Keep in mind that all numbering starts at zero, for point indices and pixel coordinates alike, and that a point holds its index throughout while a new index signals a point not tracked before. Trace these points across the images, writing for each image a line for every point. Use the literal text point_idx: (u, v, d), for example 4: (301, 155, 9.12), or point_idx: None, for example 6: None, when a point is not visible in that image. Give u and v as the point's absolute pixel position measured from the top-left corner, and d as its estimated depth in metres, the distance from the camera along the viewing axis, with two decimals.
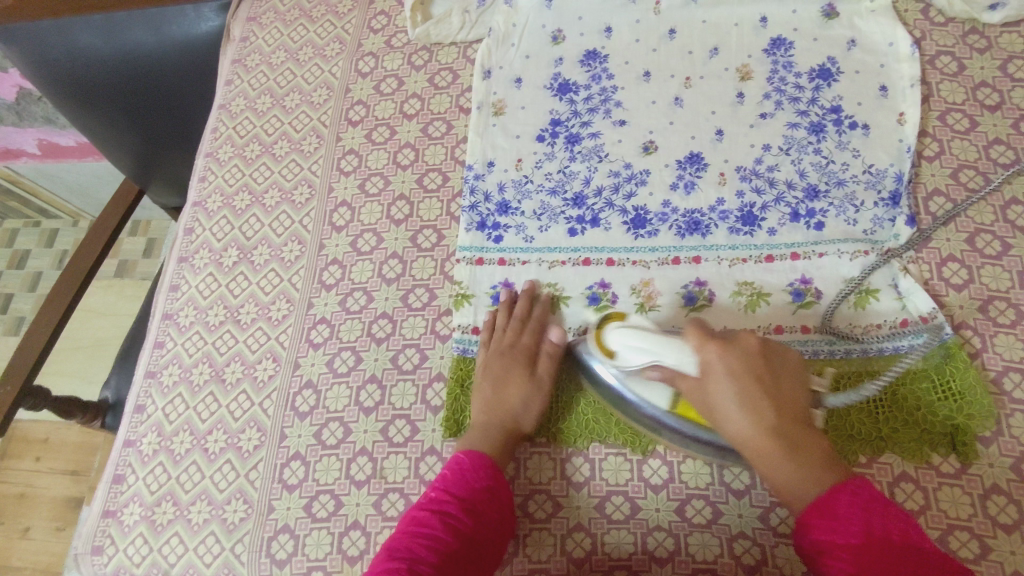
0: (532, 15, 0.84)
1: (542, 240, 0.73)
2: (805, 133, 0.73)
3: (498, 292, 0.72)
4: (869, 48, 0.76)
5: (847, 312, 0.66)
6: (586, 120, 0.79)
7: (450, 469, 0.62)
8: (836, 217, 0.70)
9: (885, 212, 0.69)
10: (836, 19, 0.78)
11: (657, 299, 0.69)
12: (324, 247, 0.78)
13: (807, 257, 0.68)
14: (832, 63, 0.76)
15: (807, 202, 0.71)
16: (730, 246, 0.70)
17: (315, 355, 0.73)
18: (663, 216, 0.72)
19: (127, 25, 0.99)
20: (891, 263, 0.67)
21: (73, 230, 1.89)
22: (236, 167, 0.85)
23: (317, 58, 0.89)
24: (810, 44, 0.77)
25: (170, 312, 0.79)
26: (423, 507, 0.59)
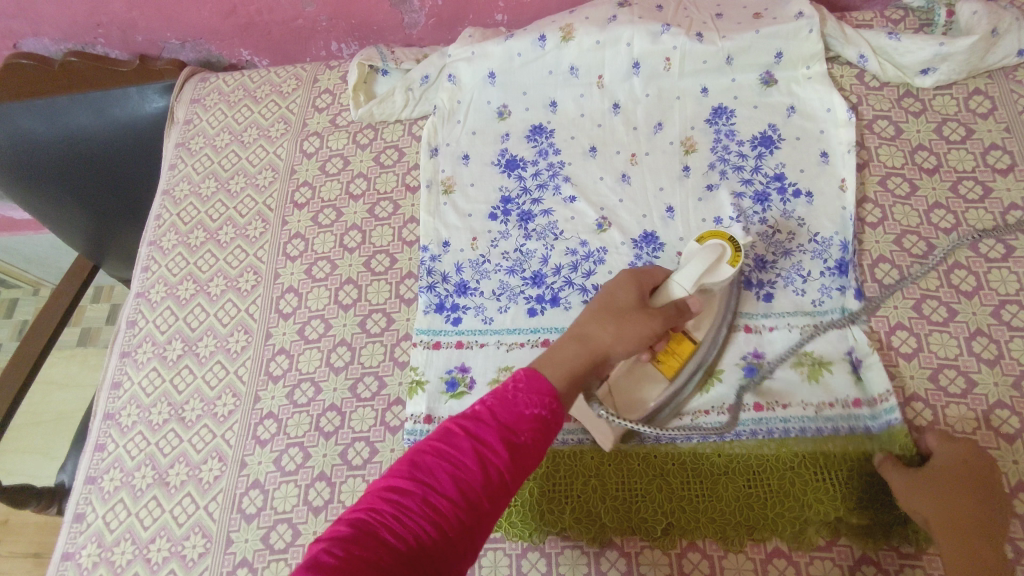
0: (476, 92, 0.84)
1: (501, 321, 0.72)
2: (750, 202, 0.73)
3: (453, 376, 0.70)
4: (808, 114, 0.77)
5: (800, 387, 0.65)
6: (536, 197, 0.78)
7: (503, 388, 0.50)
8: (785, 288, 0.69)
9: (832, 282, 0.69)
10: (774, 86, 0.78)
11: None
12: (270, 335, 0.76)
13: (757, 331, 0.68)
14: (773, 130, 0.76)
15: (758, 273, 0.70)
16: None
17: (262, 452, 0.71)
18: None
19: (69, 109, 0.97)
20: (840, 336, 0.67)
21: (34, 299, 1.85)
22: (180, 256, 0.83)
23: (261, 139, 0.89)
24: (750, 113, 0.78)
25: (112, 412, 0.76)
26: (460, 420, 0.48)
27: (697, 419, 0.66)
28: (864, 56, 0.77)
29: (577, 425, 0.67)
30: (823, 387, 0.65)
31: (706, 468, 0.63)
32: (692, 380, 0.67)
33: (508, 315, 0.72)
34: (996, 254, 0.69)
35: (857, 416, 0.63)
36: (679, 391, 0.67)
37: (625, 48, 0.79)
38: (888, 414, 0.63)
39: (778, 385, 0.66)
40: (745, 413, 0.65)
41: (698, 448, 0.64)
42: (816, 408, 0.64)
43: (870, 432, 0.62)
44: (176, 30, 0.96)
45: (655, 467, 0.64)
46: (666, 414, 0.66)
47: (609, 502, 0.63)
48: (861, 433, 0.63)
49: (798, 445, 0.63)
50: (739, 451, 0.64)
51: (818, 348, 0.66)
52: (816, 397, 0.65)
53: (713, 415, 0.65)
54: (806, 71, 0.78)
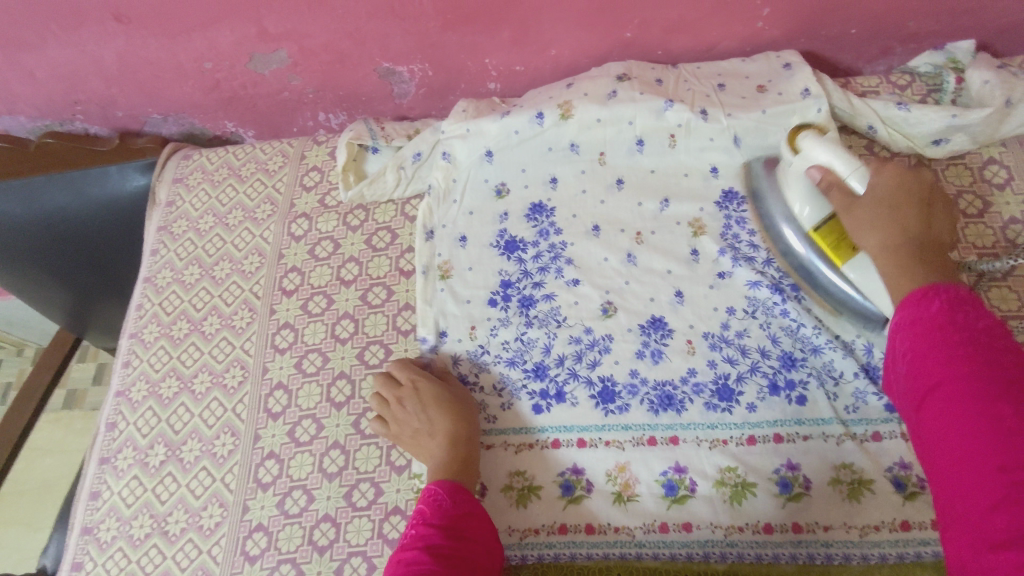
0: (473, 169, 0.81)
1: (505, 419, 0.68)
2: (767, 292, 0.70)
3: None
4: None
5: (841, 509, 0.61)
6: (537, 281, 0.74)
7: (424, 503, 0.59)
8: (817, 389, 0.65)
9: (868, 384, 0.65)
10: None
11: (635, 487, 0.64)
12: (258, 438, 0.72)
13: (793, 440, 0.63)
14: None
15: (785, 371, 0.66)
16: (709, 426, 0.65)
17: (251, 570, 0.66)
18: (633, 388, 0.68)
19: (48, 190, 0.95)
20: (882, 453, 0.63)
21: (18, 360, 1.80)
22: (163, 349, 0.79)
23: (247, 221, 0.85)
24: None
25: (90, 525, 0.71)
26: (406, 547, 0.55)
27: (730, 536, 0.61)
28: (874, 126, 0.75)
29: (601, 536, 0.63)
30: (866, 510, 0.61)
31: None
32: (724, 492, 0.62)
33: (511, 413, 0.68)
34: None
35: (905, 540, 0.59)
36: (707, 506, 0.62)
37: (627, 126, 0.78)
38: (937, 544, 0.59)
39: (817, 504, 0.61)
40: (782, 534, 0.61)
41: (734, 567, 0.61)
42: (859, 533, 0.60)
43: (918, 560, 0.59)
44: (157, 106, 0.92)
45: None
46: (697, 529, 0.62)
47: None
48: (909, 562, 0.59)
49: (841, 575, 0.59)
50: (777, 574, 0.60)
51: (858, 463, 0.62)
52: (858, 519, 0.61)
53: (748, 532, 0.61)
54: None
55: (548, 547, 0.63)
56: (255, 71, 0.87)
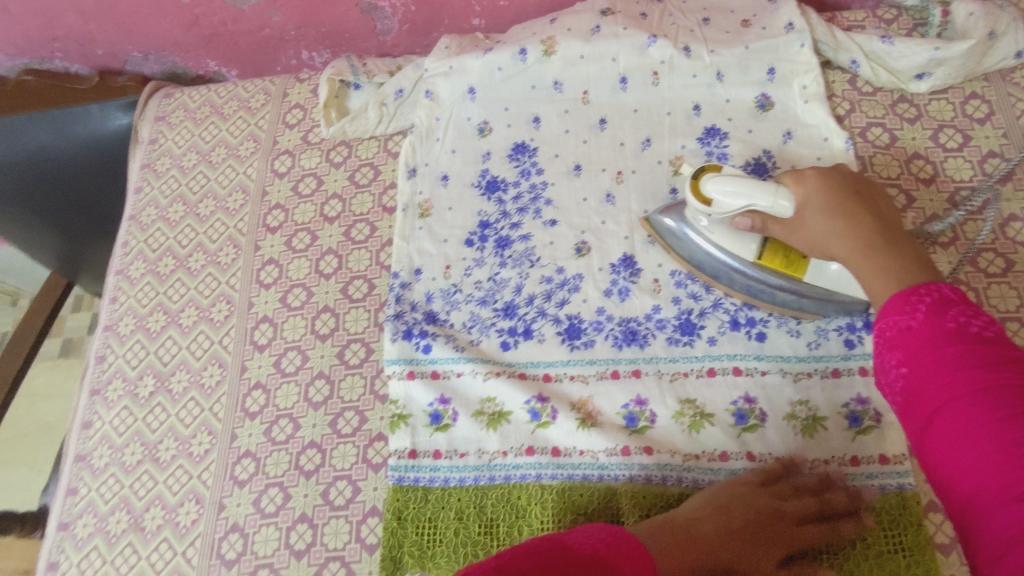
0: (456, 107, 0.81)
1: (474, 354, 0.70)
2: None
3: (436, 410, 0.68)
4: (805, 140, 0.74)
5: (794, 442, 0.64)
6: (515, 221, 0.76)
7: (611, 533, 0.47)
8: (777, 328, 0.68)
9: (828, 322, 0.68)
10: (771, 110, 0.75)
11: (599, 417, 0.66)
12: (245, 369, 0.74)
13: (750, 375, 0.66)
14: (767, 157, 0.74)
15: (746, 309, 0.69)
16: (670, 360, 0.68)
17: (241, 494, 0.68)
18: (598, 325, 0.70)
19: (29, 130, 0.93)
20: (839, 386, 0.65)
21: (12, 309, 1.82)
22: (149, 285, 0.80)
23: (230, 159, 0.85)
24: (745, 137, 0.75)
25: (83, 454, 0.73)
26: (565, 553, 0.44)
27: (688, 461, 0.64)
28: (857, 61, 0.75)
29: (567, 458, 0.65)
30: (818, 445, 0.63)
31: None
32: (682, 422, 0.65)
33: (479, 347, 0.70)
34: (994, 268, 0.66)
35: (855, 473, 0.62)
36: (666, 436, 0.65)
37: (611, 63, 0.78)
38: (884, 477, 0.61)
39: (769, 436, 0.64)
40: (737, 461, 0.64)
41: (687, 490, 0.63)
42: (811, 464, 0.63)
43: (865, 491, 0.61)
44: (136, 43, 0.91)
45: (644, 507, 0.63)
46: (658, 453, 0.64)
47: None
48: (855, 492, 0.61)
49: None
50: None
51: (815, 399, 0.65)
52: (813, 453, 0.63)
53: (704, 459, 0.64)
54: (802, 90, 0.75)
55: (516, 468, 0.66)
56: (235, 6, 0.85)
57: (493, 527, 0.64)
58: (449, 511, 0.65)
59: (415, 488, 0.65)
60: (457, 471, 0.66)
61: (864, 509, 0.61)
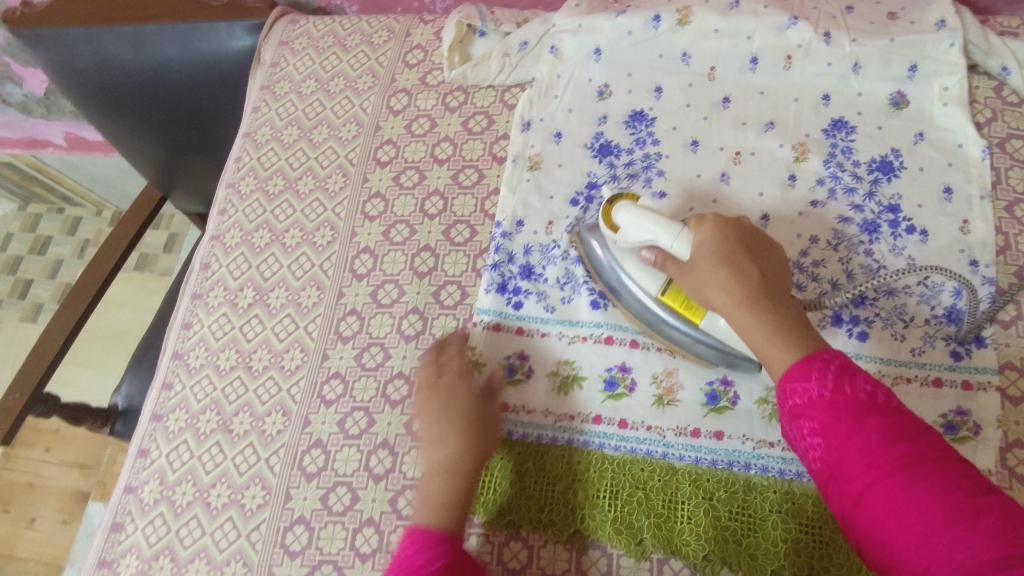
0: (578, 67, 0.80)
1: (564, 312, 0.70)
2: (857, 230, 0.69)
3: (511, 364, 0.69)
4: (938, 143, 0.71)
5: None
6: (624, 187, 0.75)
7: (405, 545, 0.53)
8: (882, 329, 0.66)
9: (937, 331, 0.65)
10: (905, 108, 0.73)
11: (677, 393, 0.66)
12: (343, 294, 0.76)
13: None
14: (895, 155, 0.71)
15: (853, 307, 0.67)
16: None
17: (327, 412, 0.70)
18: None
19: (157, 39, 0.96)
20: (940, 397, 0.62)
21: (96, 219, 1.91)
22: (258, 202, 0.83)
23: (348, 90, 0.87)
24: (874, 133, 0.73)
25: (180, 352, 0.77)
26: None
27: (759, 449, 0.63)
28: (1008, 68, 0.72)
29: (632, 432, 0.65)
30: None
31: (758, 505, 0.61)
32: (764, 410, 0.64)
33: (570, 306, 0.71)
34: None
35: None
36: (744, 419, 0.64)
37: (744, 41, 0.76)
38: None
39: None
40: None
41: (753, 479, 0.62)
42: None
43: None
44: None
45: (706, 491, 0.62)
46: (728, 439, 0.64)
47: (652, 519, 0.61)
48: None
49: None
50: (798, 490, 0.61)
51: (910, 405, 0.63)
52: None
53: (778, 449, 0.63)
54: (942, 92, 0.72)
55: (579, 434, 0.66)
56: None
57: (545, 484, 0.64)
58: (505, 463, 0.65)
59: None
60: (521, 426, 0.67)
61: None
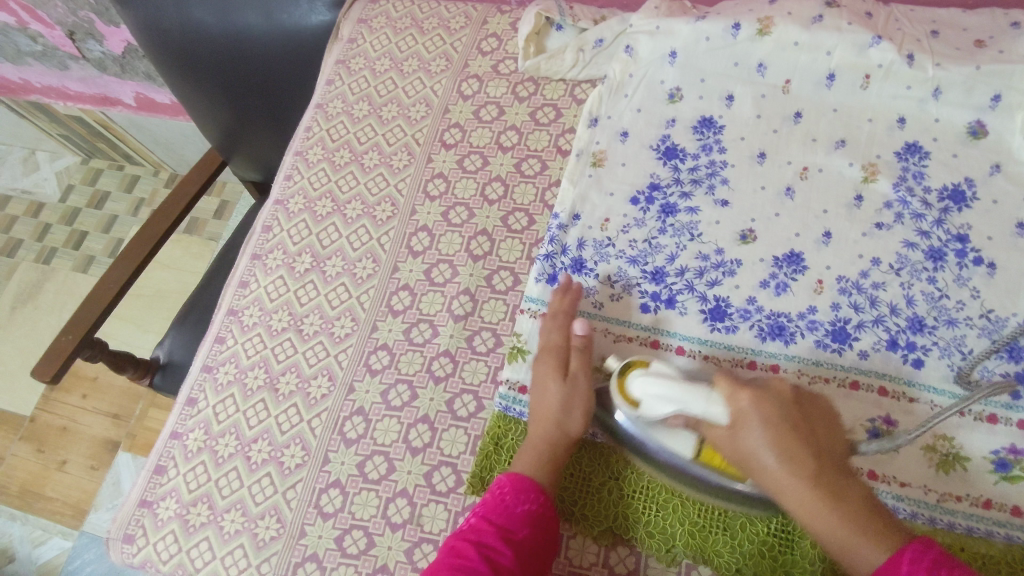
0: (651, 68, 0.81)
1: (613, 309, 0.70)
2: (921, 256, 0.68)
3: None
4: (1015, 176, 0.69)
5: (926, 471, 0.61)
6: (686, 191, 0.75)
7: (490, 494, 0.60)
8: (938, 358, 0.64)
9: (995, 366, 0.63)
10: (983, 139, 0.71)
11: None
12: (397, 270, 0.77)
13: (897, 397, 0.64)
14: (968, 185, 0.70)
15: (910, 333, 0.65)
16: (814, 361, 0.66)
17: (371, 382, 0.71)
18: (746, 313, 0.68)
19: (240, 8, 1.00)
20: (993, 433, 0.61)
21: (153, 180, 1.97)
22: (323, 171, 0.85)
23: (421, 72, 0.88)
24: (948, 161, 0.71)
25: (236, 309, 0.79)
26: (461, 537, 0.57)
27: None
28: None
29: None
30: (953, 481, 0.60)
31: (796, 521, 0.59)
32: None
33: (620, 304, 0.71)
34: None
35: (982, 517, 0.59)
36: None
37: (824, 56, 0.75)
38: (1015, 531, 0.58)
39: (900, 460, 0.61)
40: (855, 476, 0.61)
41: None
42: (936, 498, 0.60)
43: (986, 537, 0.58)
44: None
45: (744, 503, 0.61)
46: None
47: (686, 527, 0.61)
48: (976, 535, 0.59)
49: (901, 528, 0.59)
50: None
51: (960, 436, 0.61)
52: (941, 487, 0.60)
53: None
54: None
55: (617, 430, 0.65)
56: None
57: (581, 476, 0.64)
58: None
59: (517, 422, 0.66)
60: None
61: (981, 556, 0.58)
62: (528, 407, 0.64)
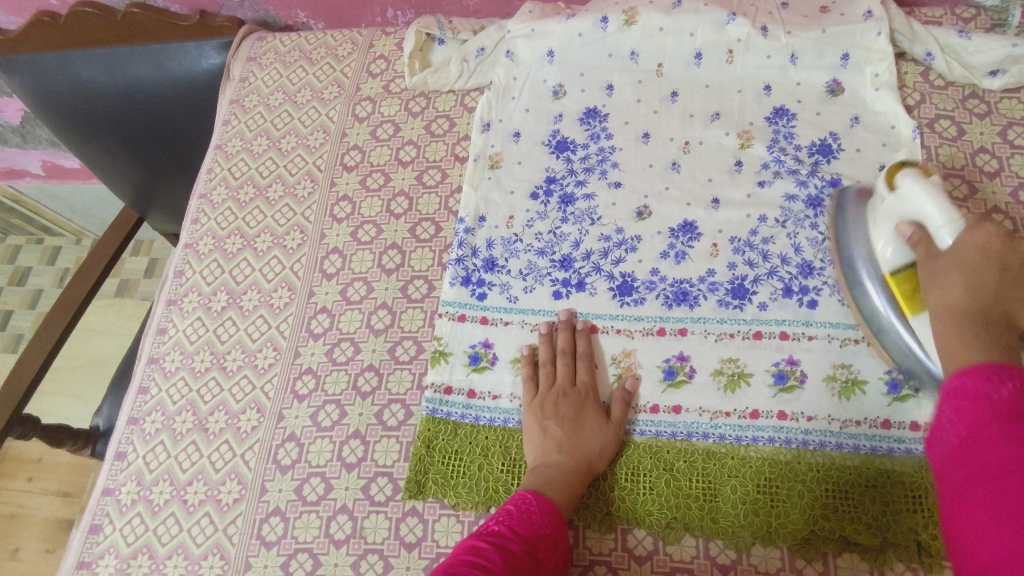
0: (533, 70, 0.85)
1: (527, 301, 0.73)
2: (801, 207, 0.72)
3: (476, 352, 0.71)
4: (872, 125, 0.76)
5: (828, 402, 0.64)
6: (581, 180, 0.78)
7: (513, 504, 0.58)
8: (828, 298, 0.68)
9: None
10: (841, 94, 0.77)
11: (637, 371, 0.68)
12: (314, 294, 0.78)
13: (796, 339, 0.67)
14: (834, 138, 0.75)
15: (801, 279, 0.69)
16: (717, 320, 0.69)
17: (300, 407, 0.72)
18: (651, 284, 0.72)
19: (129, 60, 1.00)
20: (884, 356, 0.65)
21: (76, 249, 1.92)
22: (230, 210, 0.86)
23: (315, 101, 0.91)
24: (812, 118, 0.77)
25: (157, 357, 0.79)
26: (483, 538, 0.55)
27: (716, 419, 0.65)
28: (932, 54, 0.77)
29: None
30: (854, 406, 0.63)
31: (716, 470, 0.63)
32: (720, 380, 0.67)
33: (533, 295, 0.73)
34: None
35: (883, 436, 0.62)
36: (700, 392, 0.66)
37: (688, 38, 0.80)
38: (913, 444, 0.61)
39: (806, 397, 0.64)
40: (766, 419, 0.64)
41: (712, 447, 0.64)
42: (840, 426, 0.63)
43: (890, 454, 0.61)
44: None
45: (666, 462, 0.64)
46: (686, 412, 0.66)
47: (616, 492, 0.63)
48: (881, 454, 0.61)
49: (810, 461, 0.62)
50: (754, 454, 0.63)
51: (856, 365, 0.65)
52: (843, 414, 0.63)
53: (734, 417, 0.65)
54: (873, 77, 0.77)
55: None
56: None
57: (516, 465, 0.66)
58: (474, 447, 0.67)
59: (445, 422, 0.68)
60: (487, 413, 0.69)
61: (887, 473, 0.61)
62: (556, 434, 0.64)
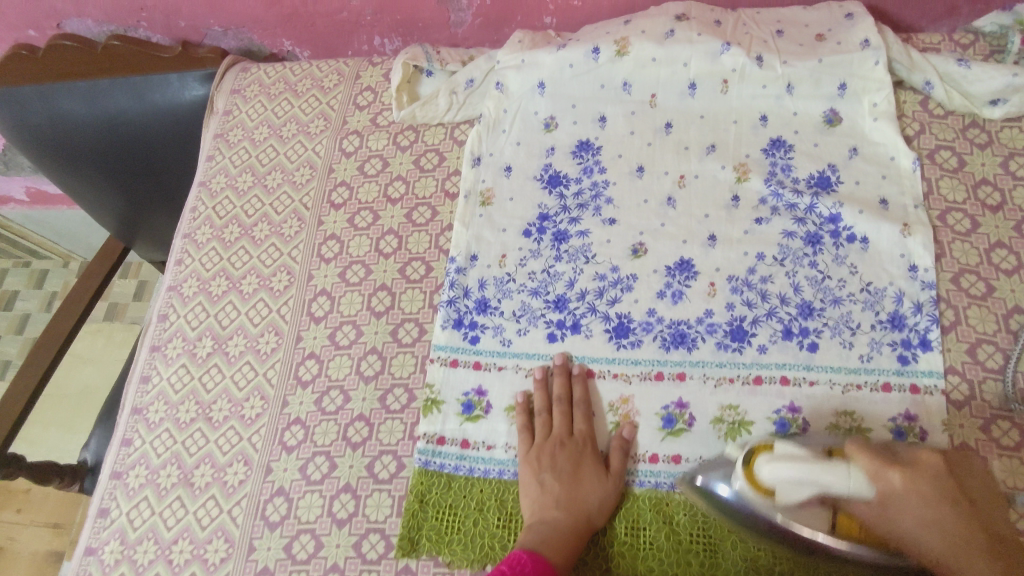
0: (523, 101, 0.82)
1: (520, 345, 0.71)
2: (801, 243, 0.70)
3: (469, 399, 0.69)
4: (871, 157, 0.74)
5: None
6: (574, 216, 0.76)
7: (508, 564, 0.55)
8: (830, 339, 0.66)
9: (882, 336, 0.65)
10: (839, 125, 0.75)
11: (635, 419, 0.66)
12: (301, 339, 0.76)
13: (798, 384, 0.65)
14: (832, 171, 0.73)
15: (801, 320, 0.67)
16: (716, 363, 0.67)
17: (288, 459, 0.70)
18: (648, 326, 0.69)
19: (110, 91, 0.98)
20: (889, 401, 0.63)
21: (64, 272, 1.87)
22: (214, 251, 0.84)
23: (301, 134, 0.89)
24: (810, 150, 0.75)
25: (140, 406, 0.76)
26: None
27: None
28: (931, 82, 0.75)
29: None
30: None
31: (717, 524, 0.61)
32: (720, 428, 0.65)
33: (527, 338, 0.71)
34: None
35: None
36: (700, 441, 0.64)
37: (682, 67, 0.78)
38: None
39: None
40: None
41: None
42: None
43: None
44: (218, 18, 0.95)
45: (666, 516, 0.62)
46: (686, 461, 0.64)
47: (615, 548, 0.62)
48: None
49: None
50: None
51: (859, 411, 0.63)
52: None
53: None
54: (872, 107, 0.75)
55: None
56: None
57: (511, 520, 0.64)
58: (469, 500, 0.65)
59: (439, 475, 0.66)
60: (481, 463, 0.66)
61: None
62: (553, 488, 0.62)
